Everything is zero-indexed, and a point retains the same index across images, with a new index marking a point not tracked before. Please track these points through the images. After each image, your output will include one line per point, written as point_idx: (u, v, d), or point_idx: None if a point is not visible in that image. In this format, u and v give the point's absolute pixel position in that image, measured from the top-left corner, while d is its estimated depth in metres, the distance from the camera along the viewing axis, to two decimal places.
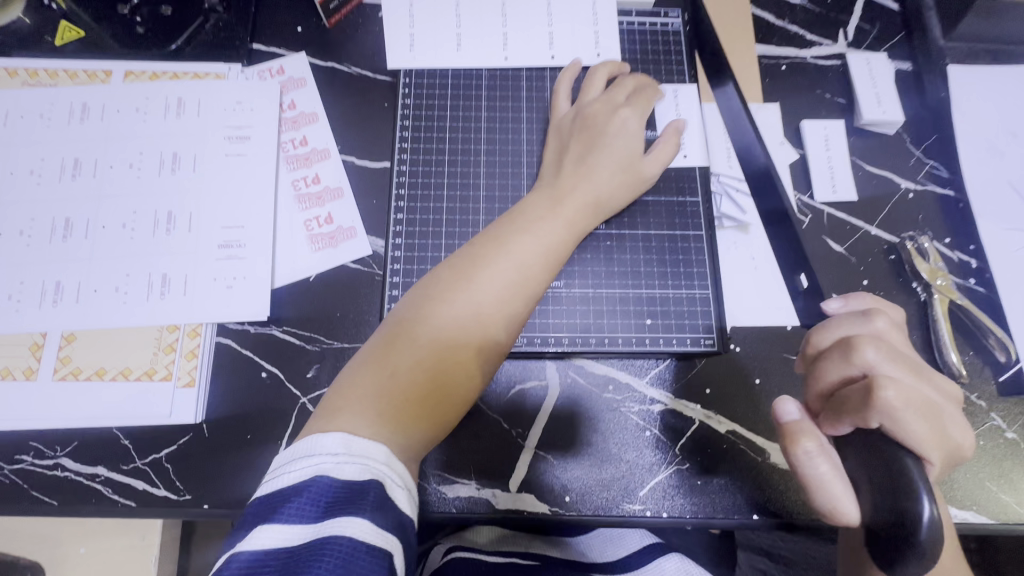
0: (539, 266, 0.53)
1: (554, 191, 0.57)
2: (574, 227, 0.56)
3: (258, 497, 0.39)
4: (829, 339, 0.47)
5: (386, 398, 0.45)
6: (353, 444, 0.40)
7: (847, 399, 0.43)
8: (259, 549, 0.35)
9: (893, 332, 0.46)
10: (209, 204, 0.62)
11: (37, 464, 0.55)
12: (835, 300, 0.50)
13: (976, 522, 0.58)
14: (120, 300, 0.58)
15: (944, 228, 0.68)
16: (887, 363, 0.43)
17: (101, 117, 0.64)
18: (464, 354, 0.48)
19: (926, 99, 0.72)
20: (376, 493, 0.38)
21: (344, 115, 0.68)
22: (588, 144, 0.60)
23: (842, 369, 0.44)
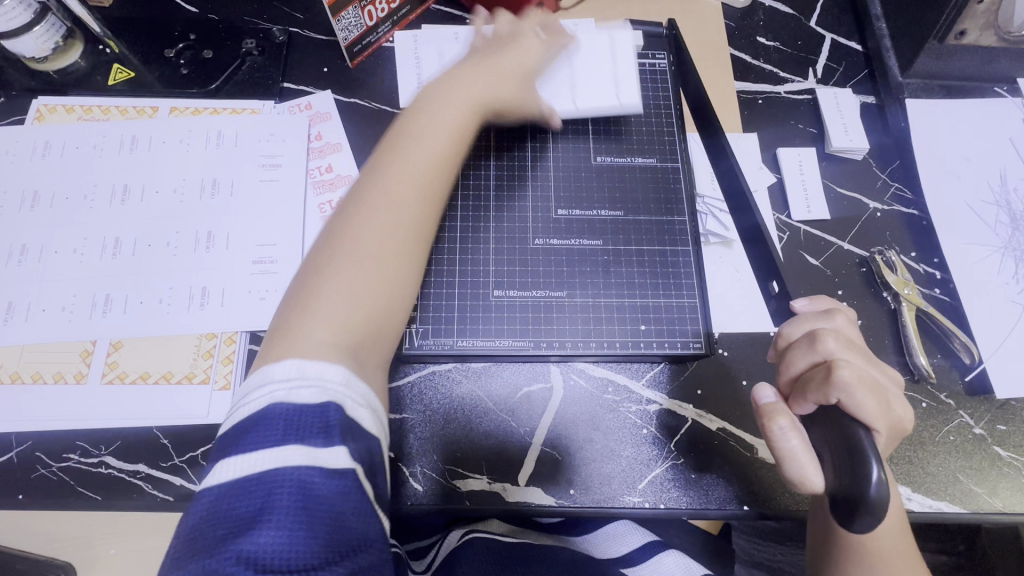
0: (440, 170, 0.59)
1: (427, 109, 0.62)
2: (453, 121, 0.62)
3: (222, 429, 0.44)
4: (796, 331, 0.51)
5: (334, 306, 0.51)
6: (306, 368, 0.45)
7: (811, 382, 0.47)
8: (226, 477, 0.40)
9: (849, 328, 0.51)
10: (245, 224, 0.69)
11: (83, 462, 0.60)
12: (802, 299, 0.56)
13: (950, 512, 0.63)
14: (163, 311, 0.64)
15: (910, 243, 0.75)
16: (845, 351, 0.47)
17: (149, 148, 0.72)
18: (394, 254, 0.54)
19: (889, 129, 0.80)
20: (334, 414, 0.43)
21: (366, 146, 0.75)
22: (486, 58, 0.68)
23: (808, 355, 0.49)
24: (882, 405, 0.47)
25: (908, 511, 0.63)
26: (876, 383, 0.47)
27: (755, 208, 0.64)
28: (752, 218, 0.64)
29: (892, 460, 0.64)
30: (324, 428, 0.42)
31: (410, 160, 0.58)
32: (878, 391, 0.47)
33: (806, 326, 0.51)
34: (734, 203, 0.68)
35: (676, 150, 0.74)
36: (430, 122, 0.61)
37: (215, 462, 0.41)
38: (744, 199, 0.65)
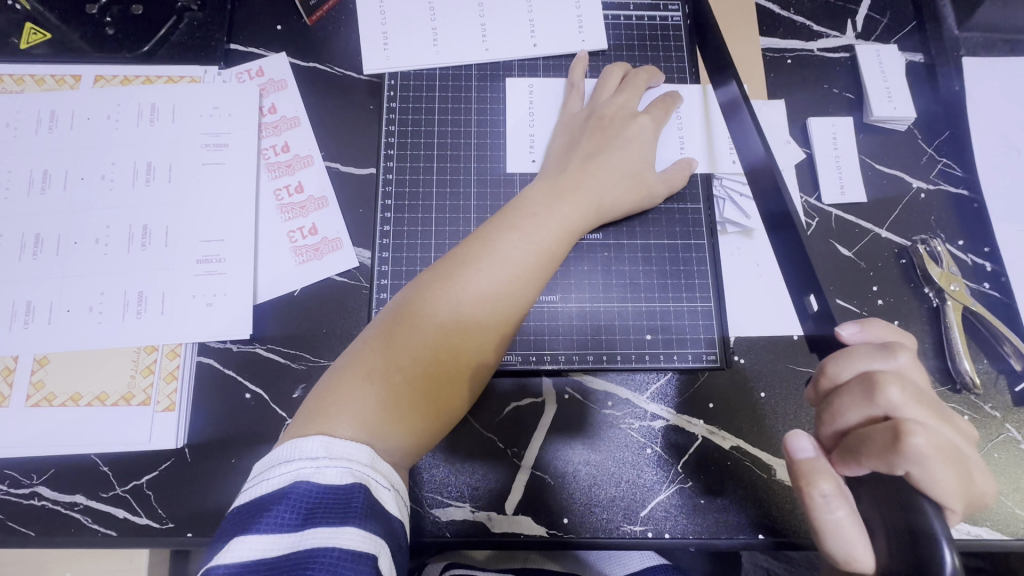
0: (517, 202, 0.54)
1: (542, 205, 0.53)
2: (557, 235, 0.52)
3: (236, 502, 0.38)
4: (847, 371, 0.44)
5: (387, 378, 0.43)
6: (334, 447, 0.38)
7: (868, 441, 0.40)
8: (236, 563, 0.34)
9: (916, 368, 0.43)
10: (187, 216, 0.59)
11: (13, 493, 0.53)
12: (850, 324, 0.46)
13: (991, 539, 0.56)
14: (95, 321, 0.56)
15: (957, 230, 0.65)
16: (912, 406, 0.40)
17: (71, 125, 0.61)
18: (471, 292, 0.47)
19: (940, 93, 0.68)
20: (361, 497, 0.37)
21: (328, 120, 0.64)
22: (601, 143, 0.58)
23: (863, 407, 0.42)
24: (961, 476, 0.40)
25: None
26: (955, 448, 0.39)
27: (785, 189, 0.50)
28: (779, 204, 0.51)
29: None
30: (360, 509, 0.36)
31: (487, 255, 0.49)
32: (956, 460, 0.39)
33: (861, 366, 0.43)
34: (759, 185, 0.54)
35: (691, 123, 0.64)
36: (517, 230, 0.51)
37: (226, 544, 0.35)
38: (772, 181, 0.51)
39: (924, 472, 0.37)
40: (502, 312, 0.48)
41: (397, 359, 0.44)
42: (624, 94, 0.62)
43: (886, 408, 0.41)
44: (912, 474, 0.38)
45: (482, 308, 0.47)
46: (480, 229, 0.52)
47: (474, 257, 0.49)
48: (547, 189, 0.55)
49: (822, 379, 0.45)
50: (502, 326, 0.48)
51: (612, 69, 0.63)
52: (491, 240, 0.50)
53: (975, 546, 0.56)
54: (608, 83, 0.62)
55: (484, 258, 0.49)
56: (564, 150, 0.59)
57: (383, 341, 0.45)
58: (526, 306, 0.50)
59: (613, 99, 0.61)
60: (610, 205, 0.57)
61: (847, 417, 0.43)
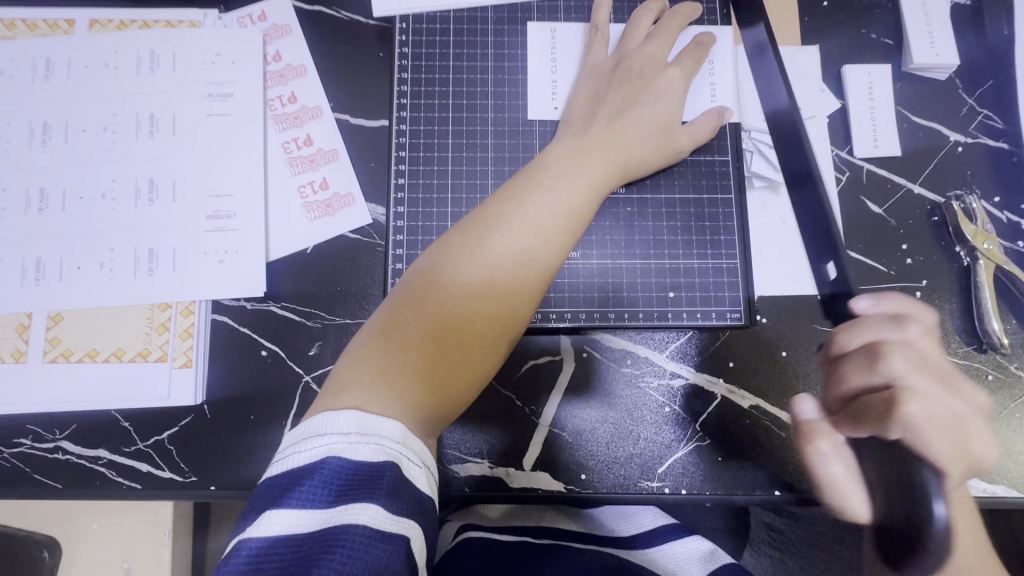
0: (543, 161, 0.52)
1: (568, 164, 0.51)
2: (585, 196, 0.50)
3: (264, 475, 0.37)
4: (854, 341, 0.51)
5: (415, 346, 0.43)
6: (365, 422, 0.38)
7: (868, 407, 0.49)
8: (270, 536, 0.34)
9: (922, 340, 0.51)
10: (193, 170, 0.57)
11: (37, 447, 0.54)
12: (866, 299, 0.55)
13: (1007, 497, 0.56)
14: (106, 278, 0.55)
15: (994, 186, 0.62)
16: (914, 373, 0.48)
17: (68, 74, 0.58)
18: (499, 256, 0.46)
19: (986, 38, 0.64)
20: (391, 475, 0.37)
21: (336, 68, 0.61)
22: (630, 96, 0.55)
23: (866, 376, 0.50)
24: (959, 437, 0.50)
25: None
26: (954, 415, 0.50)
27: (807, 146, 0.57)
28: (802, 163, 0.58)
29: None
30: (390, 489, 0.36)
31: (514, 217, 0.47)
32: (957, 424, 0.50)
33: (869, 335, 0.51)
34: (782, 141, 0.60)
35: (720, 71, 0.60)
36: (545, 190, 0.49)
37: (257, 518, 0.35)
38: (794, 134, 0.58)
39: (917, 439, 0.46)
40: (530, 277, 0.46)
41: (422, 329, 0.43)
42: (655, 42, 0.58)
43: (888, 377, 0.48)
44: (907, 440, 0.47)
45: (511, 272, 0.46)
46: (505, 189, 0.49)
47: (500, 220, 0.47)
48: (573, 148, 0.52)
49: (831, 348, 0.53)
50: (531, 291, 0.46)
51: (647, 9, 0.59)
52: (520, 201, 0.48)
53: (989, 503, 0.56)
54: (639, 27, 0.59)
55: (511, 221, 0.47)
56: (590, 105, 0.55)
57: (408, 309, 0.44)
58: (555, 267, 0.48)
59: (641, 47, 0.58)
60: (637, 162, 0.54)
61: (851, 383, 0.51)
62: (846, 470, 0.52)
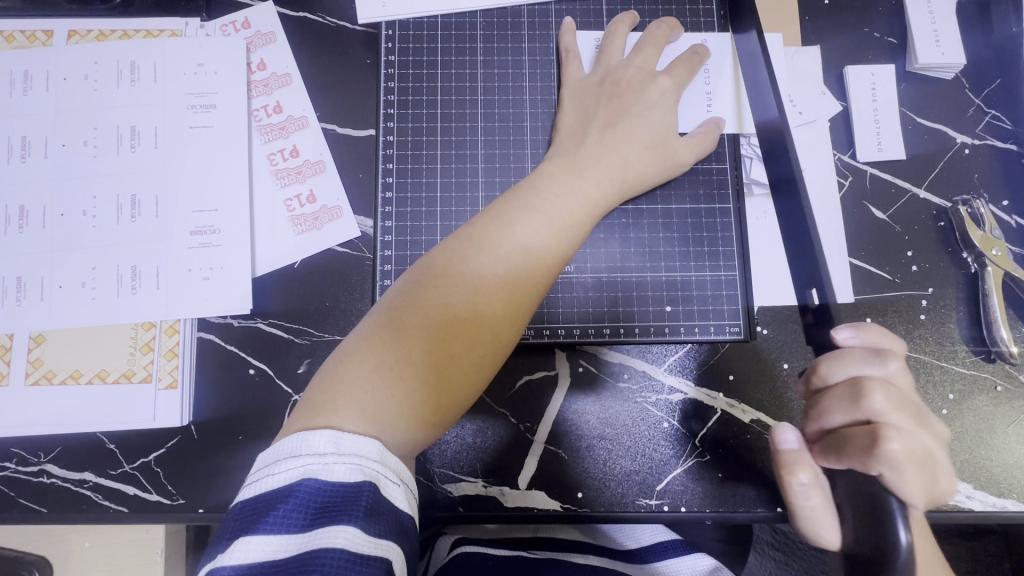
0: (536, 178, 0.50)
1: (561, 183, 0.49)
2: (577, 216, 0.48)
3: (238, 499, 0.36)
4: (838, 373, 0.43)
5: (396, 372, 0.41)
6: (343, 442, 0.37)
7: (849, 444, 0.41)
8: (241, 563, 0.33)
9: (905, 376, 0.43)
10: (177, 184, 0.56)
11: (22, 470, 0.53)
12: (846, 328, 0.44)
13: (1016, 512, 0.54)
14: (89, 297, 0.54)
15: (1003, 189, 0.60)
16: (895, 412, 0.40)
17: (47, 87, 0.57)
18: (484, 280, 0.44)
19: (993, 35, 0.62)
20: (370, 495, 0.35)
21: (322, 77, 0.59)
22: (620, 110, 0.53)
23: (847, 411, 0.42)
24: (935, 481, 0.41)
25: (967, 511, 0.54)
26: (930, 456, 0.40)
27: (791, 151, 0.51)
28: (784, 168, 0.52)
29: (956, 453, 0.55)
30: (369, 511, 0.35)
31: (504, 239, 0.46)
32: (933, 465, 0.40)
33: (852, 369, 0.42)
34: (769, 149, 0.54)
35: (717, 74, 0.58)
36: (537, 210, 0.47)
37: (230, 542, 0.34)
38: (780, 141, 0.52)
39: (898, 479, 0.38)
40: (519, 300, 0.45)
41: (408, 349, 0.42)
42: (643, 52, 0.56)
43: (870, 414, 0.41)
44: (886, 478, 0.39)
45: (497, 296, 0.45)
46: (495, 206, 0.48)
47: (489, 239, 0.46)
48: (565, 166, 0.51)
49: (812, 377, 0.44)
50: (518, 315, 0.45)
51: (619, 21, 0.58)
52: (508, 220, 0.47)
53: (998, 518, 0.54)
54: (617, 37, 0.57)
55: (500, 241, 0.46)
56: (579, 122, 0.54)
57: (391, 328, 0.43)
58: (542, 291, 0.47)
59: (634, 55, 0.56)
60: (634, 177, 0.52)
61: (832, 419, 0.43)
62: (825, 500, 0.43)
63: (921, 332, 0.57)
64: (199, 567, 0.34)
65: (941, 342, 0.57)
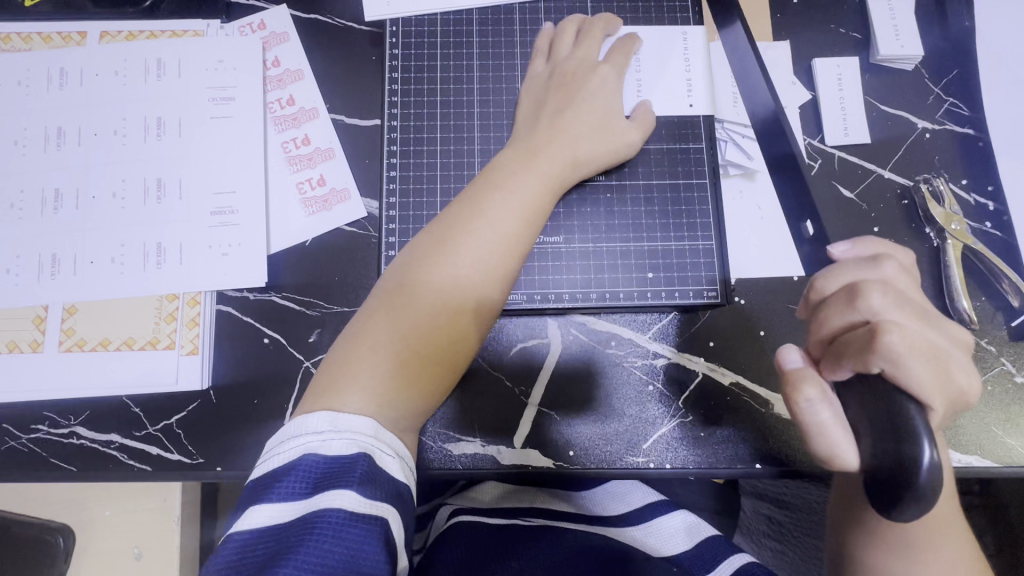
0: (504, 167, 0.55)
1: (524, 166, 0.54)
2: (540, 196, 0.53)
3: (251, 478, 0.41)
4: (833, 284, 0.43)
5: (392, 344, 0.46)
6: (339, 420, 0.41)
7: (850, 346, 0.40)
8: (253, 529, 0.37)
9: (900, 276, 0.42)
10: (199, 170, 0.61)
11: (53, 432, 0.57)
12: (842, 243, 0.46)
13: (979, 466, 0.58)
14: (117, 271, 0.58)
15: (961, 169, 0.65)
16: (891, 309, 0.40)
17: (80, 82, 0.62)
18: (466, 259, 0.49)
19: (950, 29, 0.67)
20: (364, 466, 0.39)
21: (333, 71, 0.65)
22: (566, 100, 0.58)
23: (845, 315, 0.41)
24: (941, 374, 0.40)
25: None
26: (936, 347, 0.40)
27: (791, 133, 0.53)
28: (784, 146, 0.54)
29: None
30: (363, 478, 0.39)
31: (475, 220, 0.51)
32: (936, 357, 0.40)
33: (847, 277, 0.42)
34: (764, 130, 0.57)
35: (693, 64, 0.63)
36: (504, 193, 0.52)
37: (242, 514, 0.38)
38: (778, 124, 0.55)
39: (896, 368, 0.39)
40: (495, 272, 0.50)
41: (397, 321, 0.47)
42: (584, 46, 0.61)
43: (867, 314, 0.40)
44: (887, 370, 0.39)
45: (474, 271, 0.49)
46: (468, 195, 0.53)
47: (462, 222, 0.51)
48: (523, 151, 0.56)
49: (810, 295, 0.44)
50: (495, 286, 0.50)
51: (570, 19, 0.63)
52: (480, 205, 0.51)
53: (963, 472, 0.58)
54: (565, 36, 0.62)
55: (473, 223, 0.50)
56: (566, 103, 0.59)
57: (382, 306, 0.48)
58: (516, 264, 0.51)
59: (615, 44, 0.61)
60: (585, 158, 0.57)
61: (831, 324, 0.42)
62: (835, 415, 0.42)
63: None
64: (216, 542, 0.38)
65: None
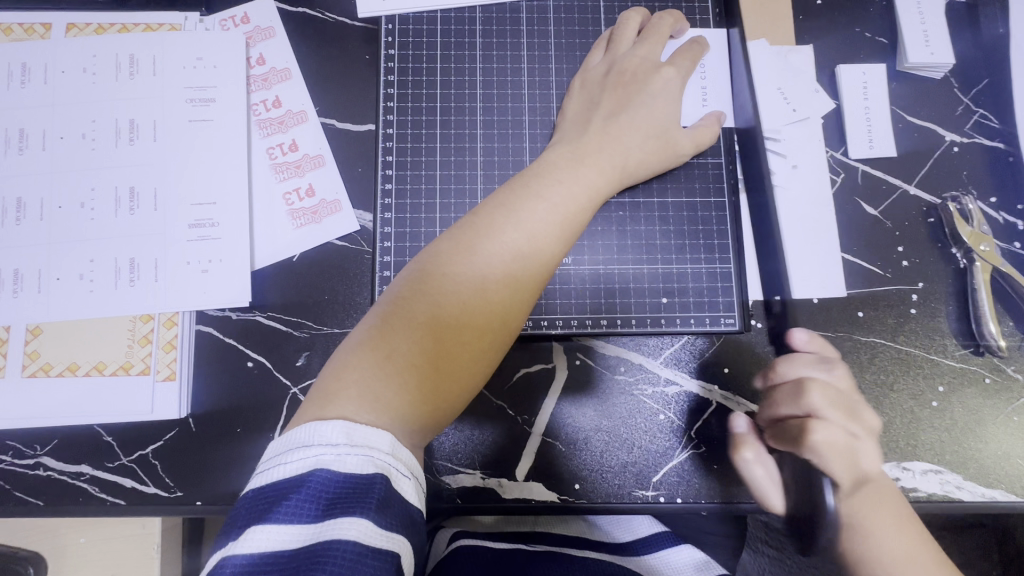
0: (537, 169, 0.50)
1: (564, 171, 0.50)
2: (580, 202, 0.49)
3: (249, 487, 0.36)
4: (789, 373, 0.53)
5: (405, 358, 0.42)
6: (355, 433, 0.37)
7: (788, 430, 0.51)
8: (253, 552, 0.33)
9: (842, 378, 0.54)
10: (175, 178, 0.56)
11: (17, 463, 0.52)
12: (802, 332, 0.56)
13: (1005, 502, 0.55)
14: (87, 289, 0.54)
15: (990, 186, 0.61)
16: (829, 407, 0.51)
17: (45, 80, 0.56)
18: (492, 268, 0.45)
19: (982, 36, 0.63)
20: (382, 489, 0.36)
21: (322, 71, 0.60)
22: (623, 101, 0.54)
23: (792, 405, 0.52)
24: (857, 457, 0.51)
25: (958, 501, 0.55)
26: (853, 441, 0.51)
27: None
28: None
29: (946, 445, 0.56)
30: (381, 505, 0.35)
31: (509, 226, 0.46)
32: (852, 446, 0.51)
33: (799, 371, 0.53)
34: None
35: (713, 72, 0.59)
36: (538, 197, 0.48)
37: (242, 532, 0.34)
38: None
39: (826, 460, 0.48)
40: (524, 285, 0.46)
41: (416, 337, 0.42)
42: (647, 44, 0.57)
43: (808, 409, 0.50)
44: (819, 462, 0.48)
45: (502, 282, 0.45)
46: (498, 196, 0.48)
47: (494, 227, 0.46)
48: (569, 154, 0.51)
49: (772, 375, 0.55)
50: (522, 300, 0.46)
51: (632, 12, 0.59)
52: (514, 209, 0.47)
53: (987, 508, 0.55)
54: (627, 29, 0.58)
55: (506, 229, 0.46)
56: (584, 112, 0.55)
57: (400, 316, 0.43)
58: (546, 277, 0.47)
59: (633, 49, 0.57)
60: (635, 166, 0.53)
61: (781, 409, 0.52)
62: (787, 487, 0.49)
63: (911, 325, 0.58)
64: (208, 559, 0.34)
65: (932, 335, 0.58)
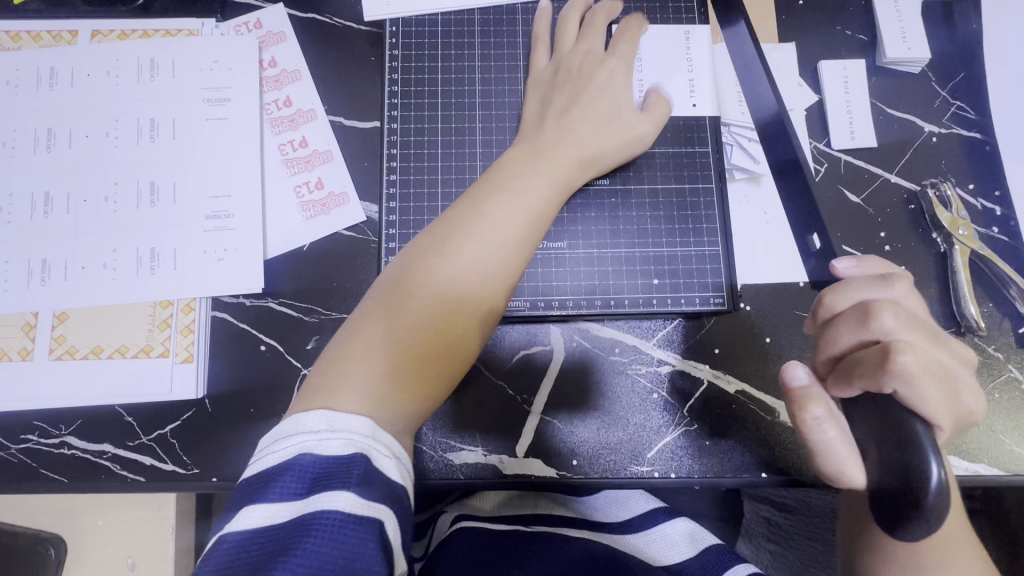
0: (521, 162, 0.54)
1: (547, 161, 0.54)
2: (559, 189, 0.53)
3: (246, 476, 0.39)
4: (843, 302, 0.43)
5: (408, 332, 0.46)
6: (336, 419, 0.40)
7: (862, 362, 0.40)
8: (247, 529, 0.36)
9: (911, 297, 0.43)
10: (193, 173, 0.59)
11: (43, 442, 0.55)
12: (846, 258, 0.46)
13: (987, 475, 0.57)
14: (110, 277, 0.57)
15: (968, 174, 0.64)
16: (904, 330, 0.40)
17: (71, 82, 0.60)
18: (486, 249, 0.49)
19: (957, 31, 0.66)
20: (362, 466, 0.38)
21: (331, 73, 0.63)
22: (574, 94, 0.57)
23: (856, 334, 0.42)
24: (949, 395, 0.40)
25: None
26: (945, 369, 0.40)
27: (792, 133, 0.50)
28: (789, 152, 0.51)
29: None
30: (361, 479, 0.37)
31: (500, 211, 0.50)
32: (948, 380, 0.40)
33: (857, 295, 0.43)
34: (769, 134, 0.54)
35: (699, 66, 0.63)
36: (525, 185, 0.52)
37: (238, 512, 0.37)
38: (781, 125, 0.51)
39: (910, 390, 0.38)
40: (514, 266, 0.50)
41: (418, 313, 0.46)
42: (589, 38, 0.60)
43: (878, 333, 0.40)
44: (900, 392, 0.38)
45: (496, 263, 0.49)
46: (485, 187, 0.52)
47: (486, 213, 0.50)
48: (528, 148, 0.55)
49: (820, 309, 0.45)
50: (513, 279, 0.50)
51: (573, 6, 0.62)
52: (504, 196, 0.51)
53: (971, 481, 0.57)
54: (569, 25, 0.61)
55: (497, 214, 0.50)
56: (573, 105, 0.58)
57: (401, 295, 0.47)
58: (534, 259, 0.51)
59: (580, 44, 0.60)
60: (596, 155, 0.56)
61: (841, 343, 0.43)
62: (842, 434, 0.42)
63: None
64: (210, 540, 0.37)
65: None
